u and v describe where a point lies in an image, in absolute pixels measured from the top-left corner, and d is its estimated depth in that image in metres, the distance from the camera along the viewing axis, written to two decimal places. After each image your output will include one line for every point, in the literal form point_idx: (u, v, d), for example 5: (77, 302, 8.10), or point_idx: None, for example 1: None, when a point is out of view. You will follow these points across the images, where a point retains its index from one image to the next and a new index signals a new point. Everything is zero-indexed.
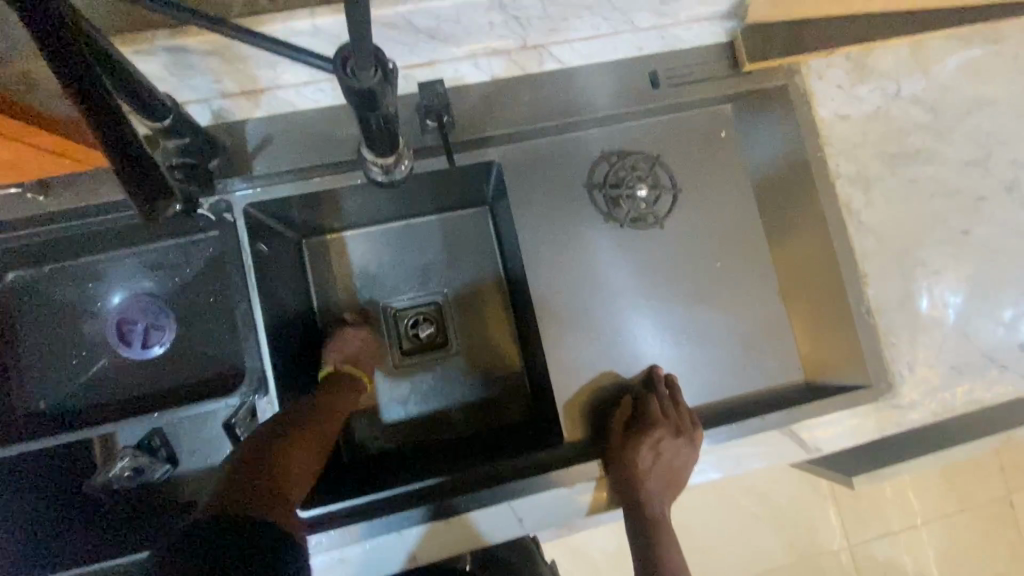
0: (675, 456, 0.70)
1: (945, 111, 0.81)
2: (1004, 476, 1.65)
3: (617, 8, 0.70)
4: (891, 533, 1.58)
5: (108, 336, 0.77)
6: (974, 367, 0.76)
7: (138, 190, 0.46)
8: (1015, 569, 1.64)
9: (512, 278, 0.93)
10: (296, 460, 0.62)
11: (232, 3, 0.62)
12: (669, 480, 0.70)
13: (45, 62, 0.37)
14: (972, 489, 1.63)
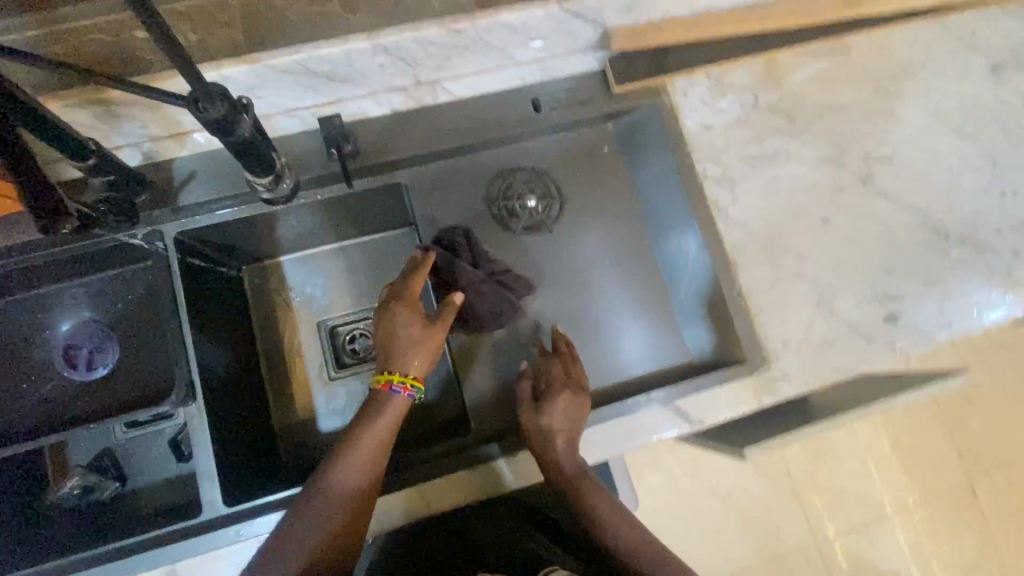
0: (573, 410, 0.76)
1: (801, 117, 0.91)
2: (962, 461, 1.56)
3: (492, 45, 0.80)
4: (856, 526, 1.51)
5: (56, 361, 0.84)
6: (841, 340, 0.84)
7: None
8: (983, 559, 1.54)
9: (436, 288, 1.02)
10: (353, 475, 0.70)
11: (152, 61, 0.73)
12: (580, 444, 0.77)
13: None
14: (932, 476, 1.55)
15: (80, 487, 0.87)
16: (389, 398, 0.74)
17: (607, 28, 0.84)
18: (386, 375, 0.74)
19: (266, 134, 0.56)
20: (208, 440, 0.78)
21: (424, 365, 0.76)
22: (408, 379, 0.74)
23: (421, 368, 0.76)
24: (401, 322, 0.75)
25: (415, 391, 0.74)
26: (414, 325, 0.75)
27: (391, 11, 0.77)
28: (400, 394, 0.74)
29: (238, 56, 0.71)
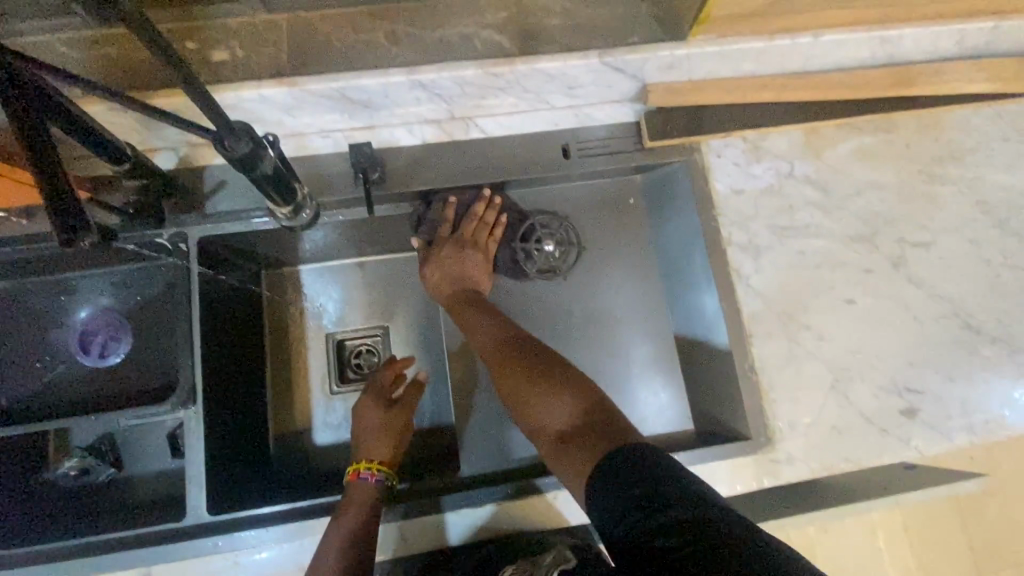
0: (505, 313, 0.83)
1: (836, 191, 0.89)
2: (975, 556, 1.40)
3: (528, 88, 0.81)
4: None
5: (71, 346, 0.87)
6: (852, 429, 0.81)
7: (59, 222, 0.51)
8: None
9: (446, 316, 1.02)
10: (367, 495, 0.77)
11: (199, 73, 0.75)
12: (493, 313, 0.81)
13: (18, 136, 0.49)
14: (942, 570, 1.39)
15: (77, 469, 0.90)
16: (359, 484, 0.78)
17: (646, 83, 0.84)
18: (357, 463, 0.81)
19: (290, 163, 0.62)
20: (201, 445, 0.80)
21: (387, 451, 0.84)
22: (376, 465, 0.81)
23: (387, 455, 0.84)
24: (367, 417, 0.87)
25: (382, 474, 0.80)
26: (377, 415, 0.87)
27: (433, 47, 0.79)
28: (369, 479, 0.79)
29: (280, 77, 0.74)
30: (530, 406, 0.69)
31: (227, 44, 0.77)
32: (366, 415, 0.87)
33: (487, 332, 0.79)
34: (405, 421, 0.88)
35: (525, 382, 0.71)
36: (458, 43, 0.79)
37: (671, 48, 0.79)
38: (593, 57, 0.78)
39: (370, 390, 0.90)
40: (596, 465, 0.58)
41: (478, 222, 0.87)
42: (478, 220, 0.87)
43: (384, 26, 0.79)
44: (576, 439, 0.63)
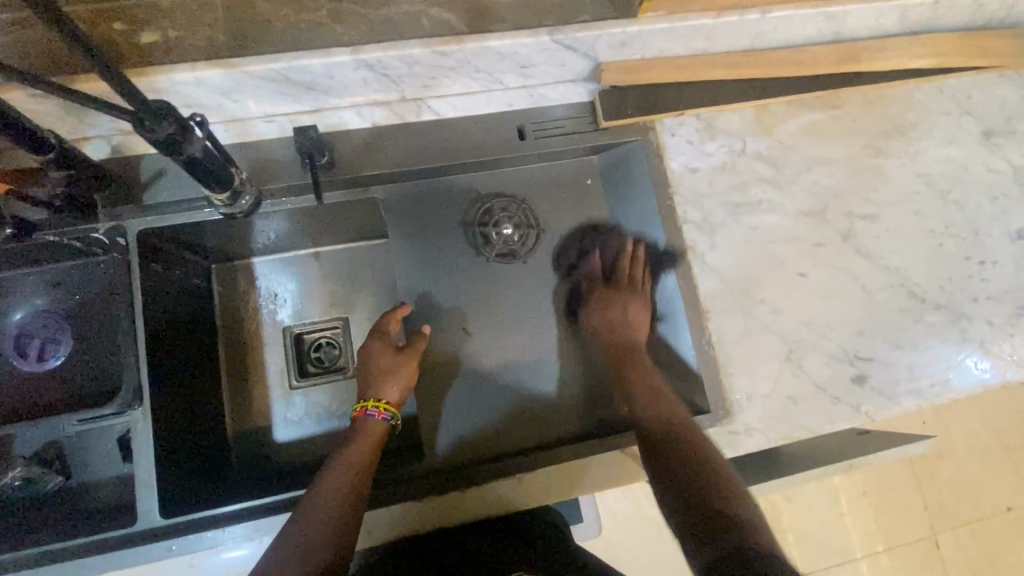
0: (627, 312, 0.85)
1: (786, 167, 0.91)
2: (928, 514, 1.46)
3: (478, 69, 0.79)
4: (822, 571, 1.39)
5: (6, 350, 0.82)
6: (807, 398, 0.83)
7: None
8: None
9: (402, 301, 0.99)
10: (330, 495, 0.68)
11: (126, 55, 0.71)
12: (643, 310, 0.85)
13: None
14: (898, 528, 1.45)
15: (21, 479, 0.85)
16: (369, 424, 0.76)
17: (598, 61, 0.83)
18: (366, 402, 0.78)
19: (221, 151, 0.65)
20: (150, 447, 0.77)
21: (399, 391, 0.78)
22: (382, 403, 0.77)
23: (400, 395, 0.79)
24: (376, 357, 0.80)
25: (389, 414, 0.77)
26: (389, 355, 0.80)
27: (378, 26, 0.76)
28: (377, 419, 0.76)
29: (215, 58, 0.70)
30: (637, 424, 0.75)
31: (157, 24, 0.72)
32: (376, 356, 0.80)
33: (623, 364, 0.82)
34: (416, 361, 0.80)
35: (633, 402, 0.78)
36: (405, 22, 0.77)
37: (621, 25, 0.78)
38: (543, 35, 0.76)
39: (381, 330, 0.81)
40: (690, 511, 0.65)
41: (632, 280, 0.88)
42: (628, 276, 0.88)
43: (325, 4, 0.76)
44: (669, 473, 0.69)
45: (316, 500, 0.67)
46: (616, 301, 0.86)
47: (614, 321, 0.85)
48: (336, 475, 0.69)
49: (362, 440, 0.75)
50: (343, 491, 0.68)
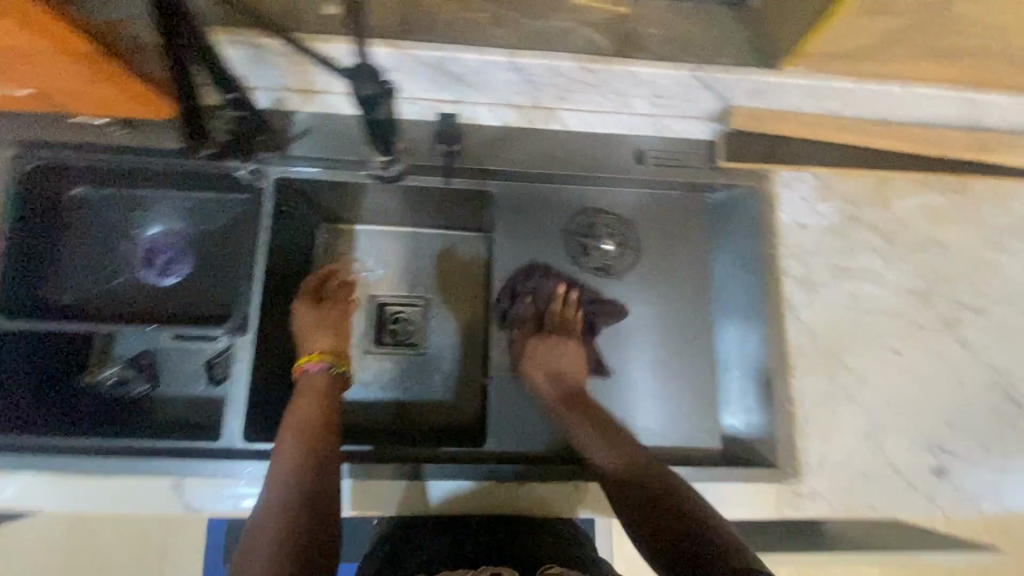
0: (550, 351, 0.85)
1: (897, 242, 0.89)
2: None
3: (616, 91, 0.83)
4: None
5: (135, 260, 0.91)
6: (880, 478, 0.81)
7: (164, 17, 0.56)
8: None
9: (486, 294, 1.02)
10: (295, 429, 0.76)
11: (309, 22, 0.79)
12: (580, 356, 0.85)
13: None
14: None
15: (115, 378, 0.94)
16: (308, 375, 0.86)
17: (730, 105, 0.85)
18: (301, 359, 0.88)
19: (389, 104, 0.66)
20: (245, 374, 0.82)
21: (327, 341, 0.89)
22: (314, 355, 0.88)
23: (328, 345, 0.90)
24: (304, 318, 0.92)
25: (324, 361, 0.87)
26: (308, 314, 0.93)
27: (534, 36, 0.81)
28: (313, 368, 0.86)
29: (386, 39, 0.77)
30: (589, 468, 0.74)
31: None
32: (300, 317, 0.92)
33: (583, 417, 0.79)
34: (338, 316, 0.93)
35: (582, 442, 0.77)
36: (558, 37, 0.82)
37: (764, 74, 0.80)
38: (687, 71, 0.80)
39: (301, 292, 0.95)
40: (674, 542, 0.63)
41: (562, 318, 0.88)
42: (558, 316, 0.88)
43: (489, 7, 0.82)
44: (667, 528, 0.65)
45: (279, 461, 0.71)
46: (558, 347, 0.85)
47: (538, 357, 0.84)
48: (290, 431, 0.75)
49: (308, 399, 0.81)
50: (303, 443, 0.73)
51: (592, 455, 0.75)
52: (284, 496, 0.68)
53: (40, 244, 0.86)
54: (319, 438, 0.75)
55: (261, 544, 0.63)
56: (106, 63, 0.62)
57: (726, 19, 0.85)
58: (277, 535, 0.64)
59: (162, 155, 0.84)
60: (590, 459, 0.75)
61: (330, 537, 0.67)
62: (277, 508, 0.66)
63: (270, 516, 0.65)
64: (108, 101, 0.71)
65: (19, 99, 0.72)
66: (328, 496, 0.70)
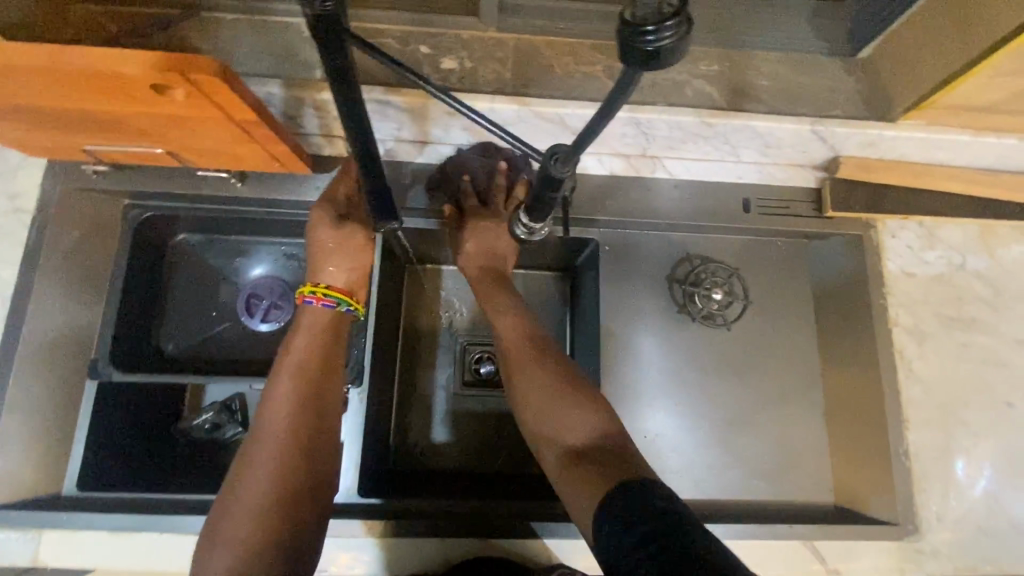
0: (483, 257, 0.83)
1: (1003, 291, 0.89)
2: None
3: (730, 142, 0.83)
4: None
5: (237, 305, 0.91)
6: (1000, 533, 0.80)
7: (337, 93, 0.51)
8: None
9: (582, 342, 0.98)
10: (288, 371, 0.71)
11: (429, 76, 0.79)
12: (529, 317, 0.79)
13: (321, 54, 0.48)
14: None
15: (210, 423, 0.89)
16: (308, 309, 0.77)
17: (840, 155, 0.86)
18: (306, 287, 0.78)
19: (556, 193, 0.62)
20: (360, 425, 0.80)
21: (340, 276, 0.79)
22: (320, 290, 0.77)
23: (343, 281, 0.79)
24: (317, 236, 0.78)
25: (330, 299, 0.77)
26: (325, 231, 0.78)
27: (647, 88, 0.82)
28: (319, 305, 0.77)
29: (510, 94, 0.78)
30: (560, 444, 0.66)
31: (458, 54, 0.81)
32: (316, 235, 0.79)
33: (538, 374, 0.71)
34: (352, 241, 0.79)
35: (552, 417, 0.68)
36: (672, 89, 0.82)
37: (880, 128, 0.81)
38: (805, 123, 0.81)
39: (321, 202, 0.80)
40: (613, 489, 0.55)
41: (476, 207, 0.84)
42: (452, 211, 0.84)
43: (602, 59, 0.83)
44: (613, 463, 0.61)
45: (272, 404, 0.68)
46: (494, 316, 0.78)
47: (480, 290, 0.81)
48: (280, 396, 0.69)
49: (302, 354, 0.72)
50: (291, 411, 0.68)
51: (560, 431, 0.67)
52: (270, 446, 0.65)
53: (147, 293, 0.87)
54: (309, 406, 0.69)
55: (241, 515, 0.60)
56: (258, 128, 0.62)
57: (834, 72, 0.86)
58: (260, 510, 0.60)
59: (272, 206, 0.86)
60: (564, 430, 0.66)
61: (314, 512, 0.64)
62: (260, 476, 0.62)
63: (252, 489, 0.62)
64: (245, 155, 0.71)
65: (156, 157, 0.73)
66: (316, 468, 0.66)
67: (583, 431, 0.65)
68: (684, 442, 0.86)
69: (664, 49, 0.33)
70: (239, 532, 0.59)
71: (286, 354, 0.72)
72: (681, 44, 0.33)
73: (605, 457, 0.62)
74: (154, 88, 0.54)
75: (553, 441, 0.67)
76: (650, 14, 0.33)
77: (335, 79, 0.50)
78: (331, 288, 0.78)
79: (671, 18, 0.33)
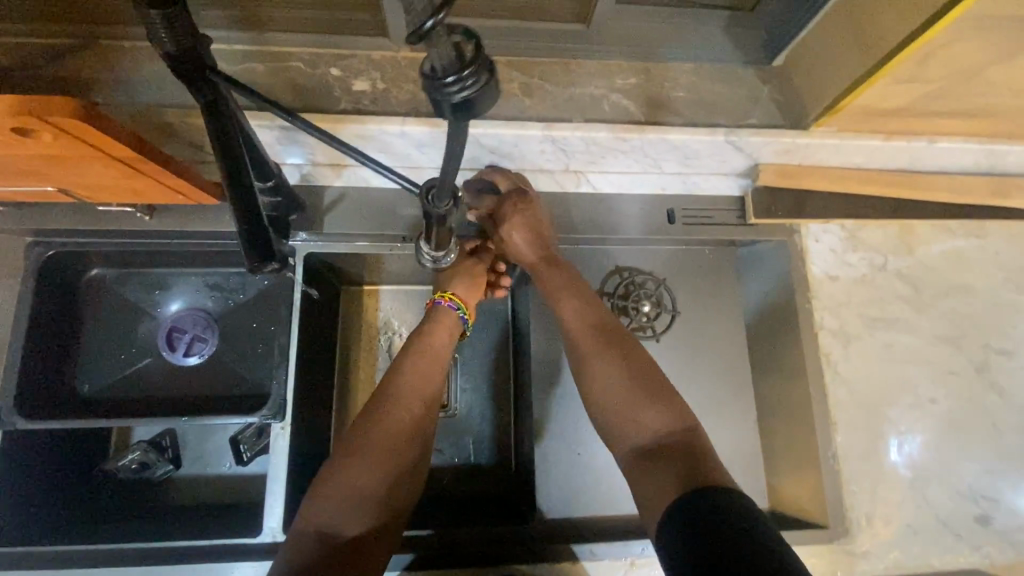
0: (519, 231, 0.79)
1: (924, 289, 0.91)
2: None
3: (648, 155, 0.84)
4: None
5: (158, 340, 0.88)
6: (928, 530, 0.81)
7: (212, 128, 0.50)
8: None
9: (522, 359, 0.97)
10: (411, 375, 0.74)
11: (339, 99, 0.77)
12: (535, 211, 0.80)
13: (189, 89, 0.48)
14: None
15: (137, 462, 0.88)
16: (439, 311, 0.81)
17: (759, 163, 0.87)
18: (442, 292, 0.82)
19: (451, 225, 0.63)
20: (284, 460, 0.79)
21: (474, 294, 0.84)
22: (448, 294, 0.82)
23: (467, 292, 0.83)
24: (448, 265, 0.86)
25: (454, 302, 0.81)
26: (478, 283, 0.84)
27: (564, 103, 0.81)
28: (447, 308, 0.81)
29: (421, 115, 0.77)
30: (625, 435, 0.68)
31: (370, 75, 0.79)
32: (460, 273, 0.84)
33: (603, 355, 0.72)
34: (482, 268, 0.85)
35: (619, 409, 0.69)
36: (588, 104, 0.82)
37: (792, 136, 0.82)
38: (719, 134, 0.81)
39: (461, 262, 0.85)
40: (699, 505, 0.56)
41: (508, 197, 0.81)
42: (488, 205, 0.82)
43: (518, 76, 0.82)
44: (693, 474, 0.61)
45: (390, 404, 0.72)
46: (510, 213, 0.79)
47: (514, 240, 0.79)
48: (408, 399, 0.73)
49: (435, 361, 0.77)
50: (406, 414, 0.72)
51: (624, 418, 0.68)
52: (382, 444, 0.69)
53: (58, 335, 0.83)
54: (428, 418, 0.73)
55: (343, 504, 0.65)
56: (143, 163, 0.59)
57: (750, 80, 0.86)
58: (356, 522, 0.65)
59: (187, 236, 0.84)
60: (629, 420, 0.68)
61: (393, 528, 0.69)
62: (373, 462, 0.68)
63: (349, 494, 0.66)
64: (143, 188, 0.68)
65: (49, 194, 0.70)
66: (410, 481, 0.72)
67: (650, 426, 0.67)
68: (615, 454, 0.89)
69: (469, 96, 0.37)
70: (341, 509, 0.65)
71: (422, 352, 0.77)
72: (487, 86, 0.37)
73: (670, 459, 0.63)
74: (17, 131, 0.51)
75: (618, 430, 0.68)
76: (449, 63, 0.36)
77: (206, 111, 0.49)
78: (458, 291, 0.82)
79: (468, 68, 0.36)
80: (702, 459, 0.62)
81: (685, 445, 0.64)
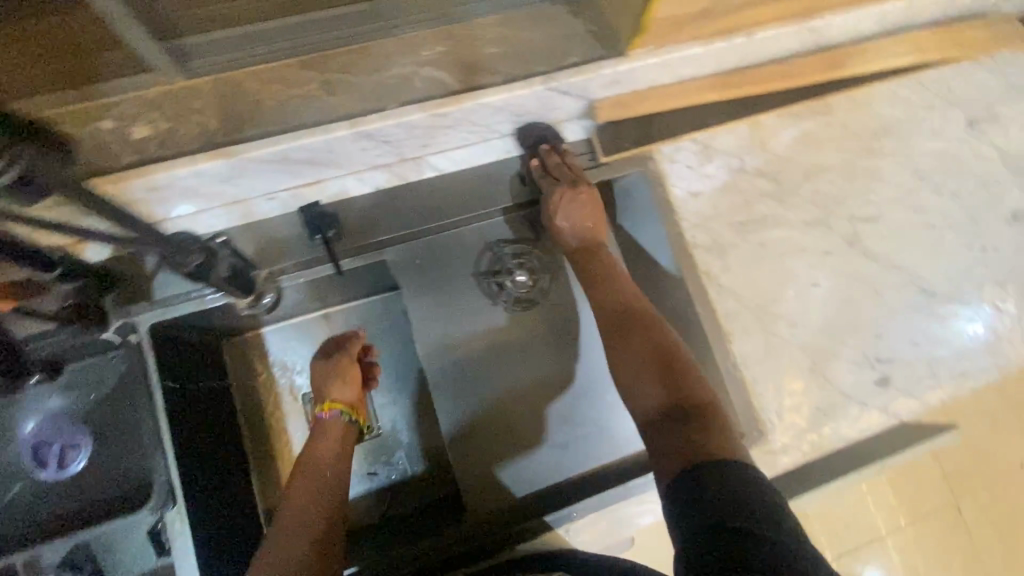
0: (562, 200, 0.82)
1: (786, 180, 0.92)
2: None
3: (476, 123, 0.79)
4: None
5: (27, 460, 0.80)
6: (836, 407, 0.84)
7: None
8: None
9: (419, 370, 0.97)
10: (304, 475, 0.74)
11: (120, 153, 0.70)
12: (595, 200, 0.83)
13: None
14: None
15: None
16: (325, 424, 0.81)
17: (592, 100, 0.84)
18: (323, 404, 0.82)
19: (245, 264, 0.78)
20: (190, 550, 0.74)
21: (353, 394, 0.85)
22: (327, 403, 0.83)
23: (347, 394, 0.84)
24: (318, 370, 0.86)
25: (336, 409, 0.82)
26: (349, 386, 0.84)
27: (371, 92, 0.75)
28: (329, 417, 0.82)
29: (214, 148, 0.70)
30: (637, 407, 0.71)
31: (148, 117, 0.71)
32: (326, 379, 0.85)
33: (624, 342, 0.74)
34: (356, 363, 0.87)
35: (642, 370, 0.71)
36: (397, 86, 0.76)
37: (611, 66, 0.79)
38: (537, 84, 0.77)
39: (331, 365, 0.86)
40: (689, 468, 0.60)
41: (569, 168, 0.83)
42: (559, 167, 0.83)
43: (314, 76, 0.75)
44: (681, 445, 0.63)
45: (287, 509, 0.70)
46: (562, 190, 0.82)
47: (560, 210, 0.83)
48: (306, 494, 0.72)
49: (324, 455, 0.77)
50: (307, 512, 0.70)
51: (634, 391, 0.71)
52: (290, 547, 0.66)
53: None
54: (328, 511, 0.71)
55: None
56: None
57: (560, 15, 0.82)
58: None
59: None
60: (636, 394, 0.71)
61: None
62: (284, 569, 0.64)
63: None
64: None
65: None
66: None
67: (655, 400, 0.69)
68: (531, 420, 0.90)
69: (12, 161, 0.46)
70: None
71: (308, 455, 0.77)
72: (25, 151, 0.47)
73: (675, 430, 0.65)
74: None
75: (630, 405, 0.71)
76: None
77: None
78: (338, 397, 0.83)
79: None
80: (708, 428, 0.64)
81: (695, 417, 0.65)
